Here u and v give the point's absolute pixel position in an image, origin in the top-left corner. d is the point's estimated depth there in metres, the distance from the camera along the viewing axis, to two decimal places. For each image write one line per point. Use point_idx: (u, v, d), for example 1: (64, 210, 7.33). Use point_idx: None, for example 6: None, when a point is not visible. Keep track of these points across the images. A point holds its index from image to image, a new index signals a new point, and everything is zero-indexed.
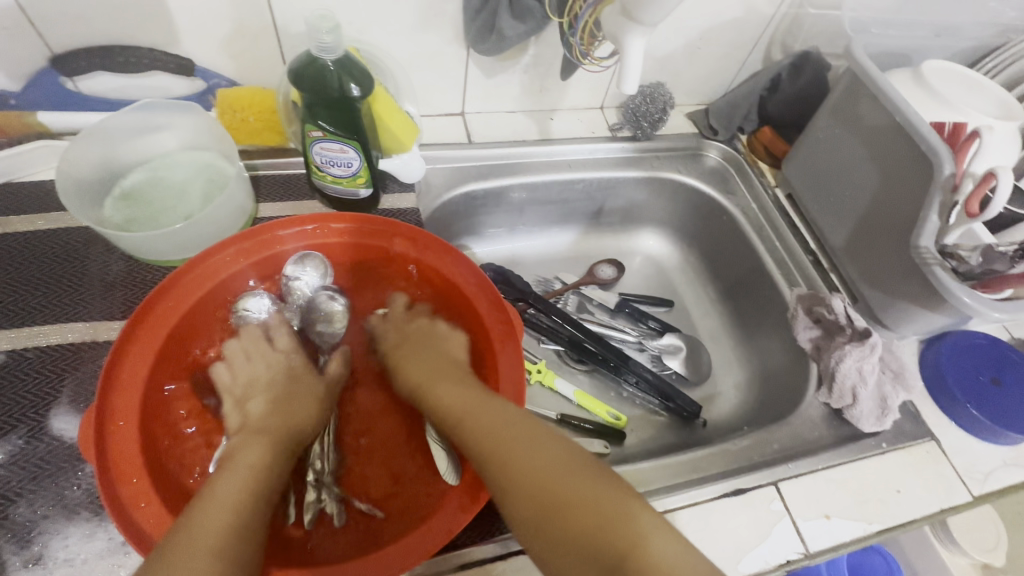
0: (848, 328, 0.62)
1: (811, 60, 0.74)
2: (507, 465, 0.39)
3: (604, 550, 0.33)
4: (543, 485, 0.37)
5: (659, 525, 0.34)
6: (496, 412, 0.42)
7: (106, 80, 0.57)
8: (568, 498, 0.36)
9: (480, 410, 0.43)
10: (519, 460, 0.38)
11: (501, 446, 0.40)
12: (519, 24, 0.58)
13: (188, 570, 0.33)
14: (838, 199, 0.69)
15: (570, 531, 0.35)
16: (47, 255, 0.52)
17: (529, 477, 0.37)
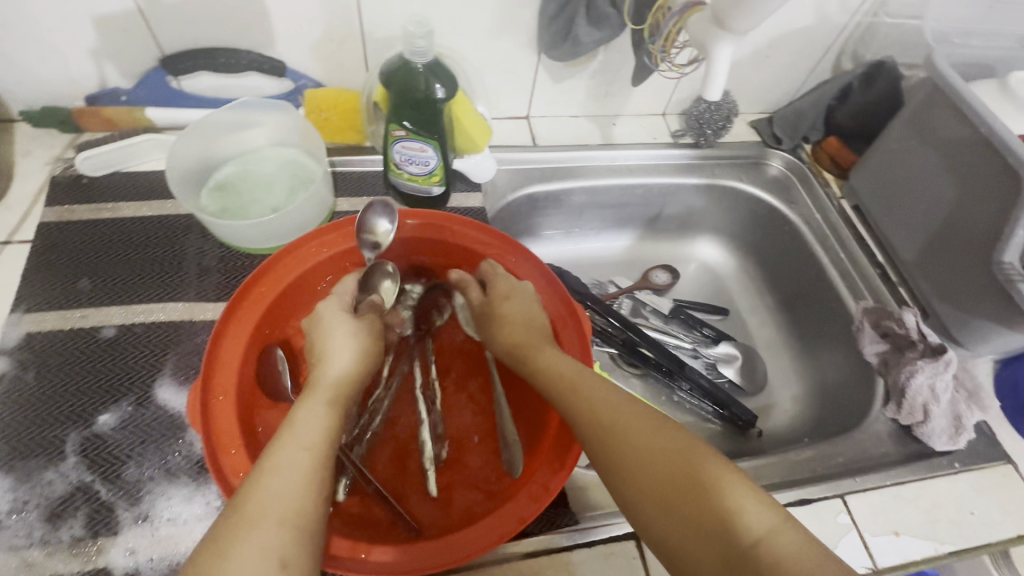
0: (919, 344, 0.61)
1: (885, 70, 0.73)
2: (611, 434, 0.40)
3: (705, 525, 0.35)
4: (643, 455, 0.38)
5: (759, 503, 0.35)
6: (594, 385, 0.43)
7: (206, 79, 0.62)
8: (668, 471, 0.37)
9: (579, 380, 0.44)
10: (622, 430, 0.40)
11: (604, 414, 0.41)
12: (595, 32, 0.59)
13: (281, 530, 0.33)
14: (911, 212, 0.67)
15: (672, 504, 0.36)
16: (149, 239, 0.56)
17: (631, 451, 0.39)
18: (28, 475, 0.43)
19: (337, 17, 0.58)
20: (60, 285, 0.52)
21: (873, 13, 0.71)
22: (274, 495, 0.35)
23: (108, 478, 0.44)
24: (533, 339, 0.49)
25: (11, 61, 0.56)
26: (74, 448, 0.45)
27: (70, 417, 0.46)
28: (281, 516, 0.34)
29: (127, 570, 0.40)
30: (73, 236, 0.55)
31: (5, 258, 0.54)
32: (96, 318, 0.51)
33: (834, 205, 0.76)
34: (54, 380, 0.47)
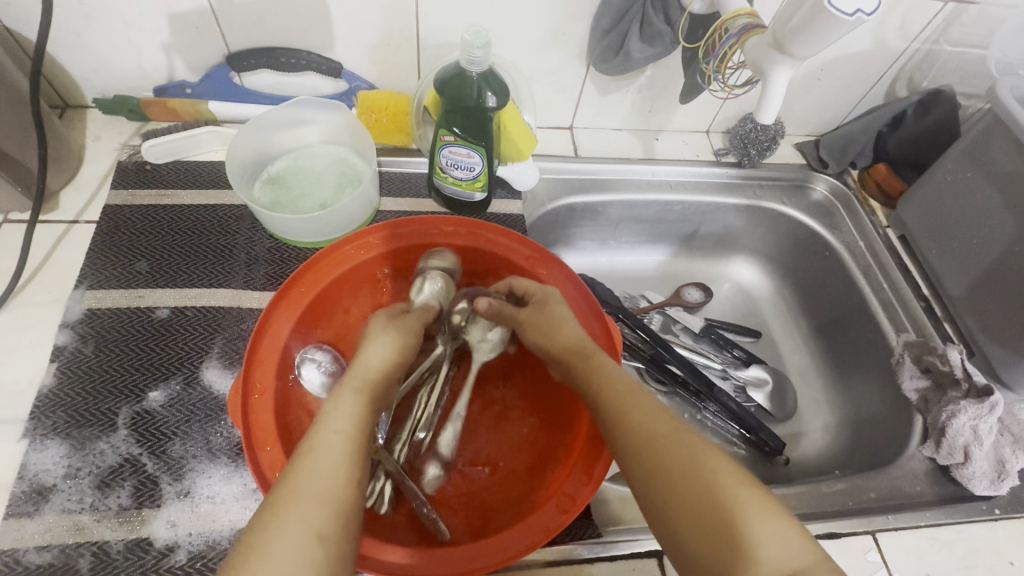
0: (964, 383, 0.59)
1: (942, 99, 0.71)
2: (646, 445, 0.38)
3: (734, 545, 0.33)
4: (677, 469, 0.36)
5: (795, 535, 0.32)
6: (639, 395, 0.42)
7: (267, 77, 0.64)
8: (698, 488, 0.35)
9: (625, 390, 0.42)
10: (658, 441, 0.38)
11: (645, 426, 0.39)
12: (647, 48, 0.60)
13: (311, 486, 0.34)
14: (963, 247, 0.66)
15: (702, 521, 0.34)
16: (204, 226, 0.59)
17: (667, 461, 0.37)
18: (82, 444, 0.45)
19: (395, 23, 0.60)
20: (121, 265, 0.55)
21: (933, 40, 0.69)
22: (311, 481, 0.34)
23: (154, 452, 0.46)
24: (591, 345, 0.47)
25: (91, 51, 0.60)
26: (125, 421, 0.47)
27: (123, 391, 0.48)
28: (323, 505, 0.33)
29: (167, 542, 0.42)
30: (135, 220, 0.58)
31: (72, 237, 0.58)
32: (152, 299, 0.53)
33: (879, 234, 0.75)
34: (111, 355, 0.50)
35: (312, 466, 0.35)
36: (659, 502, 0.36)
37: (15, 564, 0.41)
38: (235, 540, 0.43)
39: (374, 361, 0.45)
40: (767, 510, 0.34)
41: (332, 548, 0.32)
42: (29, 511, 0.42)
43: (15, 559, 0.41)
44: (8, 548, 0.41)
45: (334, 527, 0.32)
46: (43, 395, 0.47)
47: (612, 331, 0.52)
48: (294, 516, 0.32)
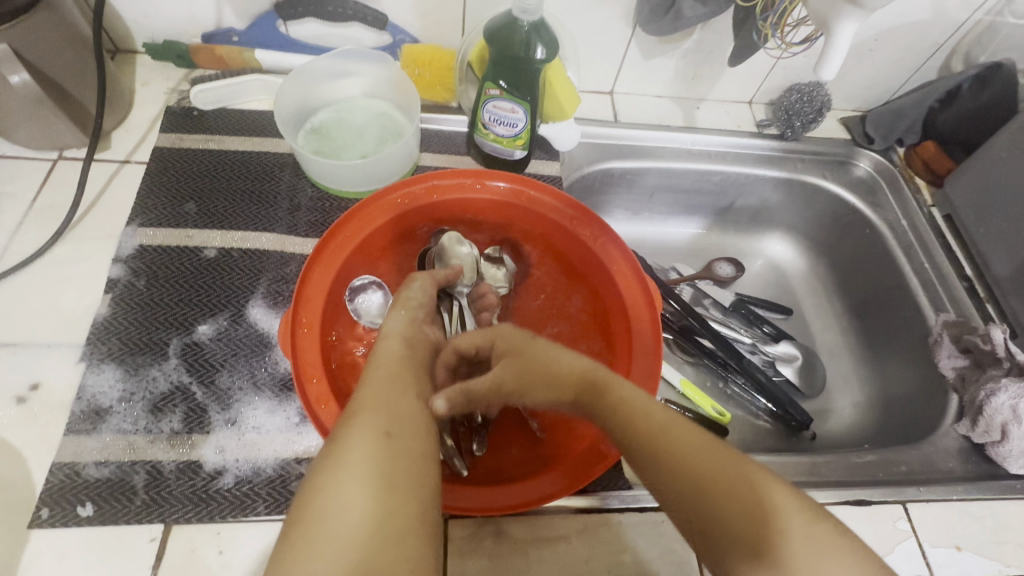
0: (1005, 362, 0.58)
1: (1001, 73, 0.68)
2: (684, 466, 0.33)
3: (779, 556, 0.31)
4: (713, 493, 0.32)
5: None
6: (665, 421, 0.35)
7: (313, 27, 0.64)
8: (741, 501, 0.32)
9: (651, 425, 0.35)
10: (686, 456, 0.33)
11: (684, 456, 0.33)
12: (700, 6, 0.58)
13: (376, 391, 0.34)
14: (1013, 226, 0.64)
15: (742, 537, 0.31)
16: (248, 172, 0.60)
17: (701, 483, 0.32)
18: (136, 370, 0.47)
19: None
20: (170, 205, 0.57)
21: (997, 11, 0.67)
22: (374, 395, 0.33)
23: (203, 382, 0.47)
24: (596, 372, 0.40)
25: None
26: (175, 351, 0.49)
27: (173, 324, 0.50)
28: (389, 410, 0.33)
29: (216, 466, 0.44)
30: (183, 162, 0.60)
31: (122, 176, 0.59)
32: (200, 239, 0.55)
33: (923, 213, 0.73)
34: (161, 289, 0.52)
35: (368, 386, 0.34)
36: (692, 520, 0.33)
37: (76, 476, 0.43)
38: (279, 469, 0.45)
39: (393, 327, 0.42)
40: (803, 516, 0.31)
41: (407, 442, 0.31)
42: (88, 429, 0.44)
43: (76, 471, 0.43)
44: (69, 462, 0.43)
45: (401, 426, 0.32)
46: (100, 323, 0.49)
47: (655, 293, 0.52)
48: (362, 421, 0.31)
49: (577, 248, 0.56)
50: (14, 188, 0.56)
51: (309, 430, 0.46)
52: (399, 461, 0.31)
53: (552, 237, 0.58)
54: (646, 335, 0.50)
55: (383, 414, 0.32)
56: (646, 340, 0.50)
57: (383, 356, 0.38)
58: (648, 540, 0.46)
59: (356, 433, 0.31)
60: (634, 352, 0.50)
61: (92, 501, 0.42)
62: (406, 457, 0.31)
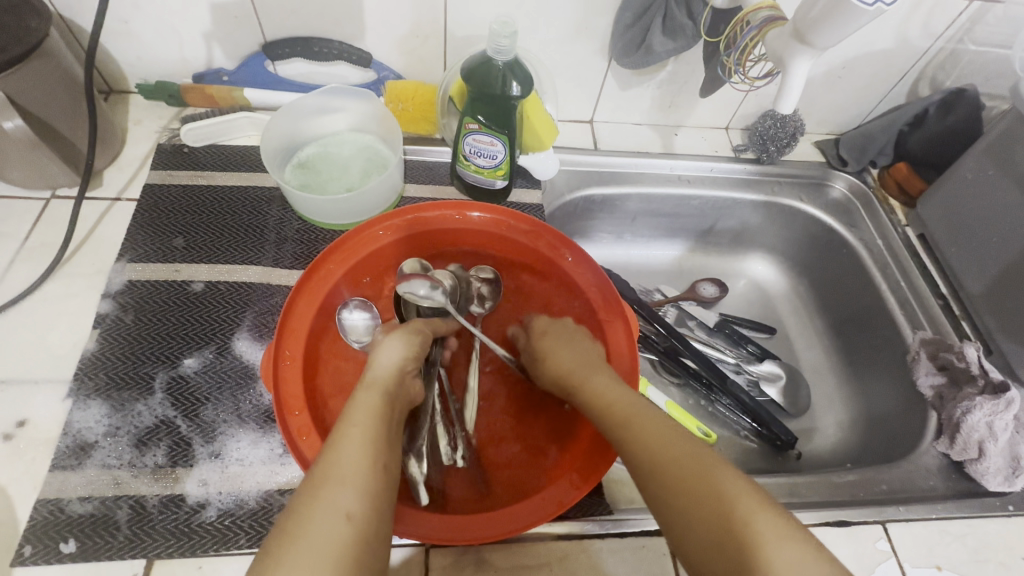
0: (980, 380, 0.59)
1: (966, 97, 0.70)
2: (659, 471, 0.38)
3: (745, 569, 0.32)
4: (681, 484, 0.37)
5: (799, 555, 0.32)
6: (643, 419, 0.42)
7: (300, 66, 0.67)
8: (703, 505, 0.35)
9: (628, 411, 0.43)
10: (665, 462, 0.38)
11: (659, 451, 0.39)
12: (669, 42, 0.61)
13: (348, 458, 0.36)
14: (983, 246, 0.65)
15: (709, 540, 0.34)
16: (236, 207, 0.62)
17: (677, 479, 0.37)
18: (122, 404, 0.48)
19: (423, 16, 0.62)
20: (158, 241, 0.58)
21: (957, 39, 0.69)
22: (345, 466, 0.36)
23: (188, 415, 0.48)
24: (582, 368, 0.48)
25: (136, 39, 0.63)
26: (161, 385, 0.49)
27: (160, 357, 0.51)
28: (352, 485, 0.35)
29: (199, 499, 0.45)
30: (172, 199, 0.61)
31: (114, 213, 0.61)
32: (187, 273, 0.56)
33: (897, 232, 0.75)
34: (148, 324, 0.53)
35: (342, 451, 0.37)
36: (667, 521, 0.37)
37: (59, 512, 0.43)
38: (262, 500, 0.45)
39: (385, 364, 0.47)
40: (778, 534, 0.33)
41: (367, 524, 0.34)
42: (73, 465, 0.45)
43: (60, 507, 0.43)
44: (53, 498, 0.44)
45: (367, 505, 0.34)
46: (87, 358, 0.50)
47: (632, 319, 0.53)
48: (329, 497, 0.34)
49: (556, 277, 0.58)
50: (7, 228, 0.58)
51: (292, 461, 0.47)
52: (360, 540, 0.33)
53: (533, 264, 0.59)
54: (623, 361, 0.51)
55: (350, 488, 0.34)
56: (623, 367, 0.51)
57: (358, 414, 0.40)
58: (628, 565, 0.46)
59: (321, 504, 0.33)
60: None
61: (75, 538, 0.42)
62: (366, 540, 0.33)
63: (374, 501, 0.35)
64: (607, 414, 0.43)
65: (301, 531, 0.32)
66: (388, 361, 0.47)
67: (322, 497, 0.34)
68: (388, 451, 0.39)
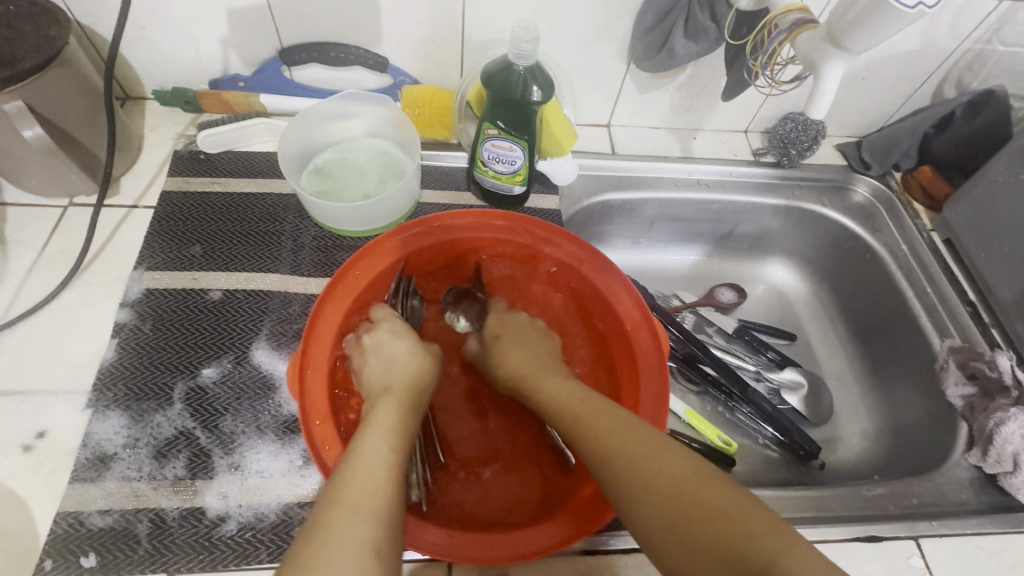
0: (1013, 390, 0.57)
1: (995, 98, 0.68)
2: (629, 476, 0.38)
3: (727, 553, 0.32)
4: (653, 489, 0.36)
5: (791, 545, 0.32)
6: (597, 416, 0.43)
7: (316, 71, 0.66)
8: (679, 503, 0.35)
9: (583, 407, 0.44)
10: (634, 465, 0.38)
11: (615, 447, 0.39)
12: (691, 45, 0.60)
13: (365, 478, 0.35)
14: (1013, 252, 0.64)
15: (685, 529, 0.34)
16: (252, 214, 0.61)
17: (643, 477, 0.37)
18: (141, 415, 0.48)
19: (441, 20, 0.61)
20: (176, 249, 0.58)
21: (986, 40, 0.68)
22: (362, 488, 0.35)
23: (207, 426, 0.48)
24: (534, 371, 0.51)
25: (153, 45, 0.63)
26: (180, 396, 0.49)
27: (179, 367, 0.50)
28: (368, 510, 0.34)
29: (219, 512, 0.44)
30: (190, 206, 0.61)
31: (130, 221, 0.60)
32: (205, 281, 0.56)
33: (923, 237, 0.73)
34: (166, 333, 0.52)
35: (354, 473, 0.36)
36: (630, 516, 0.37)
37: (80, 526, 0.43)
38: (282, 513, 0.45)
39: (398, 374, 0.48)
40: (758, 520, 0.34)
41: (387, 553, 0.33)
42: (93, 477, 0.45)
43: (80, 520, 0.43)
44: (74, 511, 0.43)
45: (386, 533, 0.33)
46: (106, 368, 0.50)
47: (663, 337, 0.52)
48: (348, 523, 0.33)
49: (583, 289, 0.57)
50: (26, 236, 0.58)
51: (312, 473, 0.46)
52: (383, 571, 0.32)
53: (560, 275, 0.58)
54: (653, 377, 0.50)
55: (371, 515, 0.34)
56: (654, 385, 0.49)
57: (378, 431, 0.40)
58: None
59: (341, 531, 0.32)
60: (641, 401, 0.49)
61: (96, 552, 0.42)
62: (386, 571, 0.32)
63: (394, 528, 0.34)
64: (568, 415, 0.44)
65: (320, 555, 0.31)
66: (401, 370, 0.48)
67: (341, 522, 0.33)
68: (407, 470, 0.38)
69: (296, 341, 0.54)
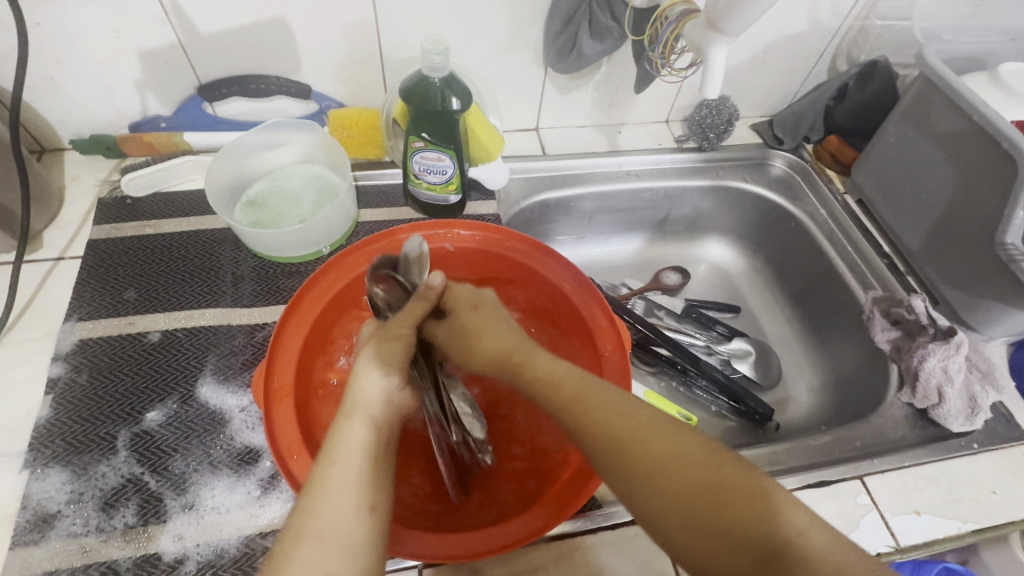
0: (930, 328, 0.62)
1: (879, 69, 0.75)
2: (637, 459, 0.36)
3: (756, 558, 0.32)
4: (662, 474, 0.36)
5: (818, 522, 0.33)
6: (604, 397, 0.40)
7: (238, 105, 0.67)
8: (697, 494, 0.34)
9: (585, 387, 0.41)
10: (644, 446, 0.37)
11: (620, 425, 0.38)
12: (598, 44, 0.63)
13: (334, 511, 0.34)
14: (914, 204, 0.69)
15: (702, 518, 0.34)
16: (188, 252, 0.60)
17: (656, 464, 0.36)
18: (84, 468, 0.46)
19: (358, 44, 0.63)
20: (109, 296, 0.56)
21: (864, 16, 0.74)
22: (326, 518, 0.34)
23: (156, 470, 0.47)
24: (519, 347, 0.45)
25: (64, 95, 0.62)
26: (124, 443, 0.48)
27: (121, 414, 0.49)
28: (341, 543, 0.33)
29: (176, 555, 0.43)
30: (119, 251, 0.60)
31: (57, 274, 0.59)
32: (142, 324, 0.55)
33: (838, 201, 0.78)
34: (104, 382, 0.51)
35: (323, 502, 0.34)
36: (637, 498, 0.36)
37: None
38: (243, 546, 0.44)
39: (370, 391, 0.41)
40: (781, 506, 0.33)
41: None
42: (36, 538, 0.43)
43: None
44: None
45: (347, 567, 0.33)
46: (41, 427, 0.48)
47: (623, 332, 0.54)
48: (308, 556, 0.32)
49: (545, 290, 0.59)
50: None
51: (271, 501, 0.46)
52: None
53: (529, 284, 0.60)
54: (615, 359, 0.52)
55: (332, 544, 0.33)
56: (616, 370, 0.51)
57: (342, 451, 0.37)
58: (623, 556, 0.47)
59: (301, 564, 0.32)
60: None
61: None
62: None
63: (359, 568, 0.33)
64: (568, 393, 0.41)
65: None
66: (378, 386, 0.41)
67: (301, 557, 0.32)
68: (381, 489, 0.36)
69: (243, 372, 0.53)
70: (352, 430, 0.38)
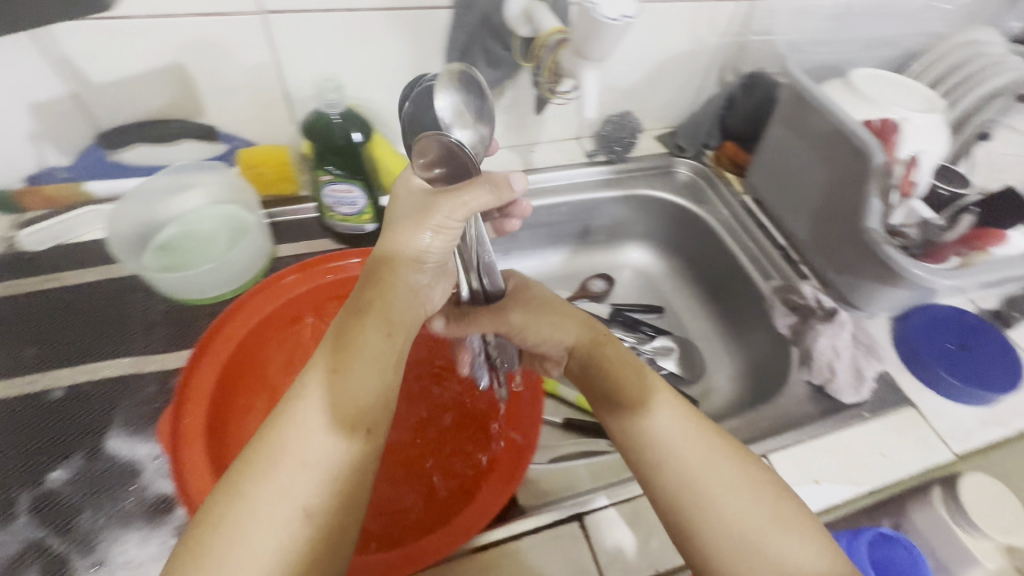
0: (819, 310, 0.68)
1: (759, 79, 0.82)
2: (669, 443, 0.43)
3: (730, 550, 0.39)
4: (688, 457, 0.42)
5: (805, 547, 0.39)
6: (661, 392, 0.46)
7: (142, 150, 0.65)
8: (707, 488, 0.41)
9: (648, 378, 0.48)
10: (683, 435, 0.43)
11: (666, 415, 0.44)
12: (494, 72, 0.67)
13: (334, 440, 0.36)
14: (798, 197, 0.75)
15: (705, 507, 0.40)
16: (94, 303, 0.59)
17: (686, 455, 0.42)
18: None
19: (261, 85, 0.64)
20: (9, 355, 0.55)
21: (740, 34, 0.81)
22: (317, 448, 0.36)
23: (62, 530, 0.45)
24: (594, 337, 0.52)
25: None
26: (26, 507, 0.46)
27: (23, 477, 0.47)
28: (325, 476, 0.35)
29: None
30: (18, 309, 0.58)
31: None
32: (46, 381, 0.53)
33: (737, 201, 0.85)
34: (3, 446, 0.49)
35: (314, 438, 0.36)
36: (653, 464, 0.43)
37: None
38: None
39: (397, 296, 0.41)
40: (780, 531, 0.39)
41: (321, 526, 0.34)
42: None
43: None
44: None
45: (324, 509, 0.35)
46: None
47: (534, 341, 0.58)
48: (291, 489, 0.34)
49: None
50: None
51: None
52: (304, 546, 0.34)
53: None
54: None
55: (318, 479, 0.35)
56: None
57: (356, 375, 0.38)
58: (547, 558, 0.48)
59: (278, 488, 0.34)
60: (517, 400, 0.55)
61: None
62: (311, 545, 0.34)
63: (334, 512, 0.35)
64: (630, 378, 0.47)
65: (241, 526, 0.33)
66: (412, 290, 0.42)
67: (285, 487, 0.34)
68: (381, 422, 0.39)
69: (154, 420, 0.52)
70: (376, 353, 0.39)
